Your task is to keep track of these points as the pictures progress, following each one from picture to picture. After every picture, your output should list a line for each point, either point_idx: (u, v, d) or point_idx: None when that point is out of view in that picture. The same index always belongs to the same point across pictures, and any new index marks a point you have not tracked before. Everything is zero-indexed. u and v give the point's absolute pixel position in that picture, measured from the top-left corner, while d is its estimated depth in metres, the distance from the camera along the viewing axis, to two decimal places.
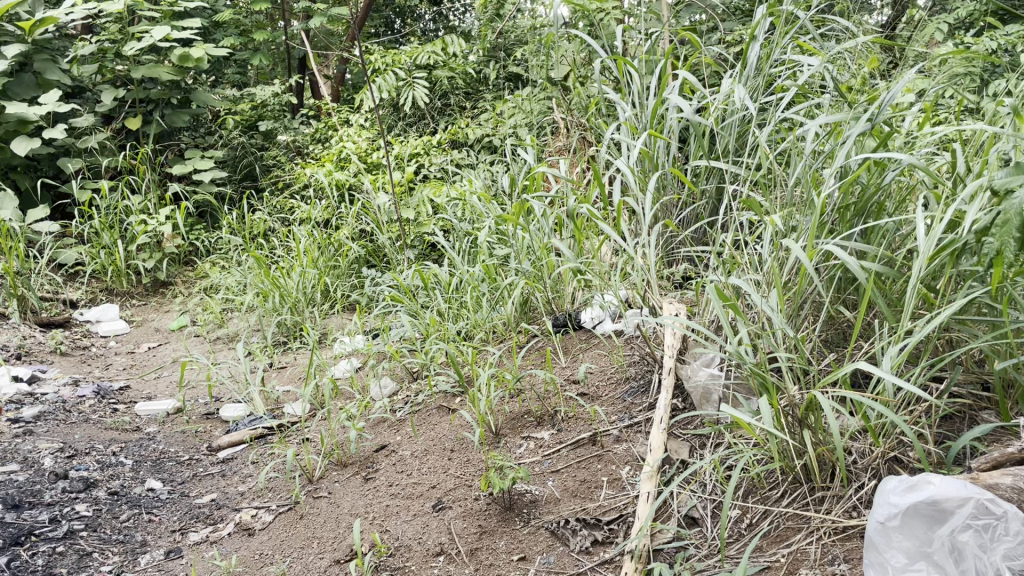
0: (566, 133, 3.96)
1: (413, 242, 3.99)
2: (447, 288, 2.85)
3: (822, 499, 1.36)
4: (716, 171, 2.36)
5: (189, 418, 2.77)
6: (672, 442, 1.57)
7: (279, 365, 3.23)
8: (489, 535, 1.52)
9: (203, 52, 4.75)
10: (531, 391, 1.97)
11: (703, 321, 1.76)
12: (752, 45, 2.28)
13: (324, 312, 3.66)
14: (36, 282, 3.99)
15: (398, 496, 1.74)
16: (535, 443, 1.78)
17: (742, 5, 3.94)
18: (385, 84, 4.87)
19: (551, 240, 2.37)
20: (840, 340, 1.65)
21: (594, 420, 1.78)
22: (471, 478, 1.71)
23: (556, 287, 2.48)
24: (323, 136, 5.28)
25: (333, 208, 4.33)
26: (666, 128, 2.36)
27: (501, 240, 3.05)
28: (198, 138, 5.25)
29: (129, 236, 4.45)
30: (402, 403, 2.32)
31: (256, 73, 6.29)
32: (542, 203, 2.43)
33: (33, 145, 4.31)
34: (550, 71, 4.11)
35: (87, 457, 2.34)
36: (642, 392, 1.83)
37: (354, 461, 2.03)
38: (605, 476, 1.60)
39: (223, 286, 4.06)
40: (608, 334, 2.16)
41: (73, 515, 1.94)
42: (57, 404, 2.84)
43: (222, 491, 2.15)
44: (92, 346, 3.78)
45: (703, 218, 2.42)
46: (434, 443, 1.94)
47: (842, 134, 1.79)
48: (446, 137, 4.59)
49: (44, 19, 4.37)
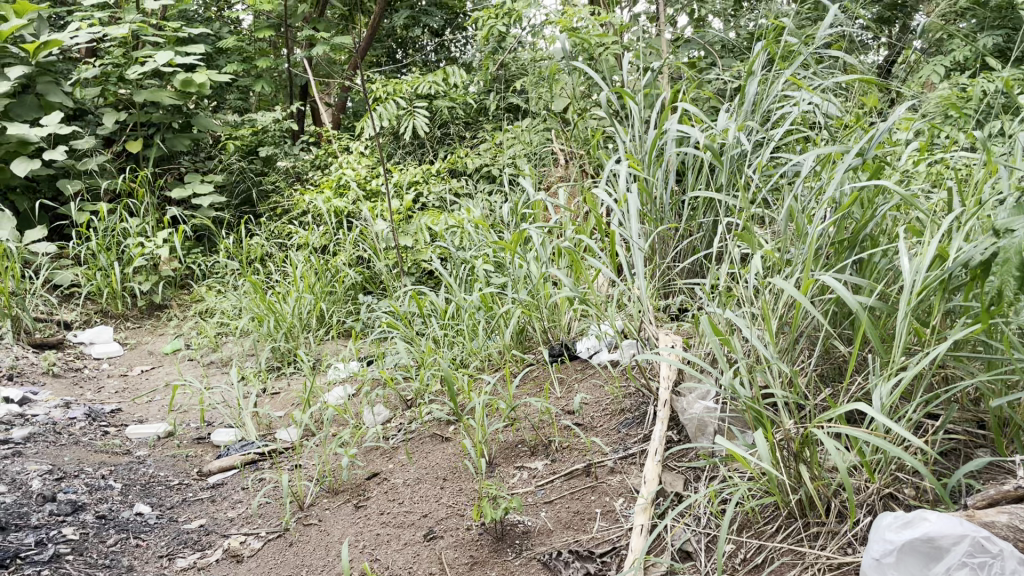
0: (564, 164, 4.00)
1: (410, 270, 4.01)
2: (444, 316, 2.87)
3: (817, 535, 1.32)
4: (713, 205, 2.38)
5: (179, 442, 2.75)
6: (667, 475, 1.54)
7: (272, 391, 3.22)
8: (481, 566, 1.49)
9: (205, 78, 4.78)
10: (526, 421, 1.97)
11: (698, 354, 1.75)
12: (750, 80, 2.32)
13: (320, 337, 3.65)
14: (31, 303, 3.98)
15: (389, 525, 1.72)
16: (528, 472, 1.76)
17: (741, 43, 4.00)
18: (386, 113, 4.91)
19: (547, 270, 2.39)
20: (835, 375, 1.64)
21: (588, 451, 1.76)
22: (464, 507, 1.70)
23: (552, 316, 2.48)
24: (322, 162, 5.30)
25: (330, 234, 4.35)
26: (663, 162, 2.39)
27: (498, 268, 3.06)
28: (198, 163, 5.31)
29: (126, 258, 4.45)
30: (396, 431, 2.31)
31: (257, 100, 6.35)
32: (539, 233, 2.45)
33: (33, 166, 4.32)
34: (550, 103, 4.16)
35: (75, 479, 2.32)
36: (637, 423, 1.81)
37: (346, 488, 2.02)
38: (598, 508, 1.57)
39: (218, 310, 4.07)
40: (604, 365, 2.15)
41: (59, 539, 1.92)
42: (48, 426, 2.82)
43: (211, 517, 2.12)
44: (85, 368, 3.76)
45: (698, 251, 2.43)
46: (428, 471, 1.93)
47: (836, 169, 1.81)
48: (445, 166, 4.63)
49: (48, 42, 4.41)
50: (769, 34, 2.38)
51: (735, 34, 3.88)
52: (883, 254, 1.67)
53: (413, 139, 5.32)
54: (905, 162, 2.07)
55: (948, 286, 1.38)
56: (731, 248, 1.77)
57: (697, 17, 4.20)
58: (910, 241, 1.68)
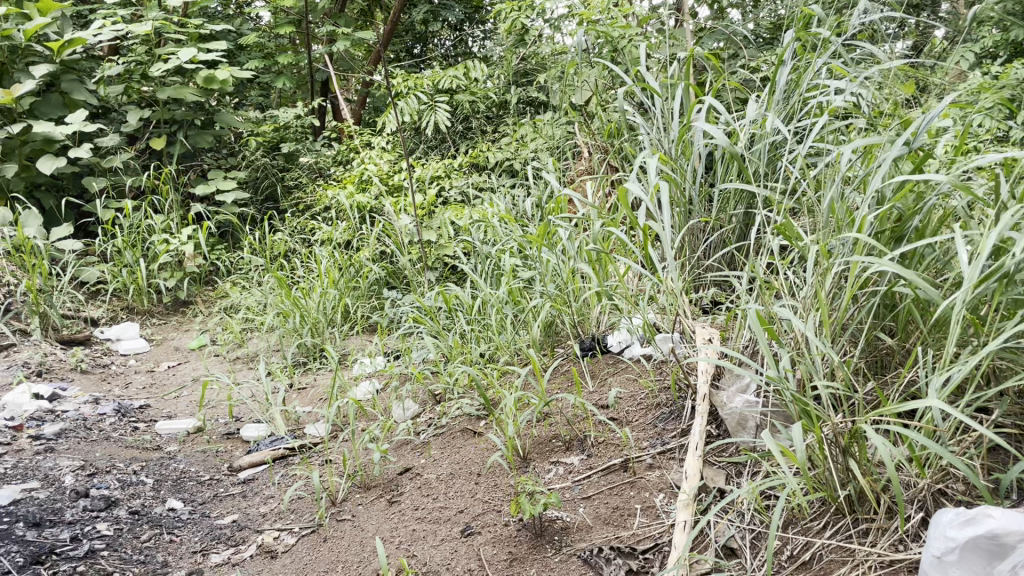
0: (587, 158, 3.98)
1: (434, 265, 4.00)
2: (470, 311, 2.87)
3: (866, 532, 1.28)
4: (744, 196, 2.36)
5: (209, 438, 2.75)
6: (708, 470, 1.49)
7: (299, 386, 3.23)
8: (519, 562, 1.44)
9: (227, 74, 4.79)
10: (559, 416, 1.93)
11: (736, 347, 1.71)
12: (781, 70, 2.29)
13: (345, 333, 3.67)
14: (59, 300, 4.01)
15: (424, 520, 1.69)
16: (564, 468, 1.71)
17: (764, 34, 3.95)
18: (408, 108, 4.90)
19: (576, 263, 2.36)
20: (879, 368, 1.61)
21: (625, 446, 1.70)
22: (499, 503, 1.66)
23: (581, 310, 2.43)
24: (344, 158, 5.30)
25: (354, 229, 4.36)
26: (693, 155, 2.37)
27: (525, 262, 3.04)
28: (221, 160, 5.33)
29: (151, 255, 4.48)
30: (425, 426, 2.30)
31: (278, 96, 6.38)
32: (567, 227, 2.42)
33: (58, 164, 4.35)
34: (571, 96, 4.14)
35: (107, 475, 2.32)
36: (674, 417, 1.75)
37: (378, 484, 2.01)
38: (638, 504, 1.50)
39: (243, 306, 4.09)
40: (635, 359, 2.12)
41: (94, 535, 1.93)
42: (78, 422, 2.84)
43: (243, 512, 2.12)
44: (112, 364, 3.79)
45: (730, 243, 2.41)
46: (461, 467, 1.91)
47: (876, 159, 1.78)
48: (467, 160, 4.63)
49: (72, 40, 4.43)
50: (801, 22, 2.35)
51: (757, 24, 3.84)
52: (927, 244, 1.64)
53: (435, 134, 5.32)
54: (943, 151, 2.03)
55: (1003, 276, 1.35)
56: (769, 239, 1.73)
57: (718, 8, 4.17)
58: (954, 231, 1.65)
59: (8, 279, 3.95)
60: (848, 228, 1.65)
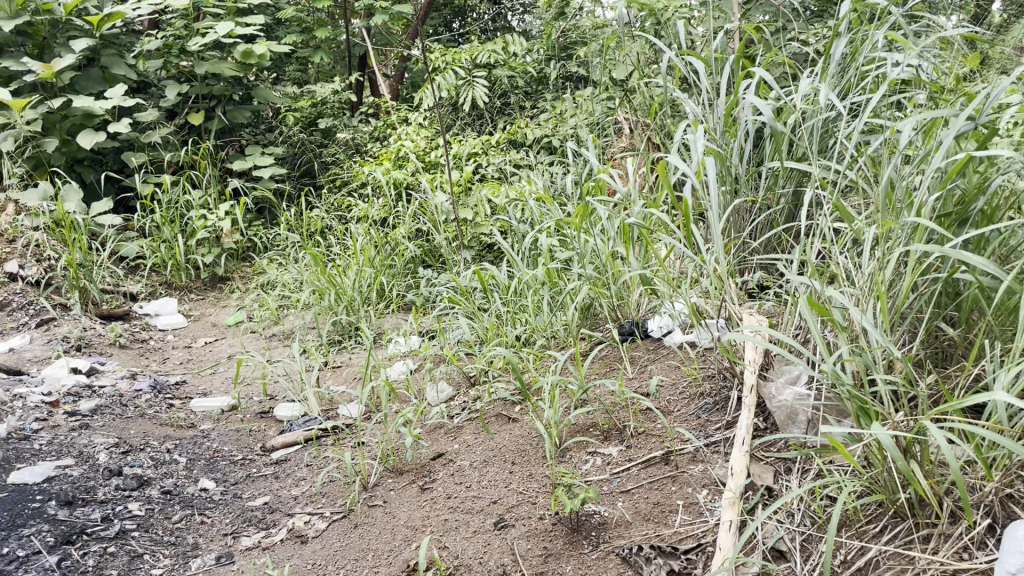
0: (628, 135, 3.89)
1: (470, 243, 3.95)
2: (506, 292, 2.81)
3: (927, 537, 1.20)
4: (795, 175, 2.25)
5: (243, 417, 2.73)
6: (755, 466, 1.41)
7: (334, 365, 3.20)
8: (555, 558, 1.38)
9: (265, 49, 4.74)
10: (597, 404, 1.86)
11: (786, 335, 1.62)
12: (835, 42, 2.16)
13: (380, 311, 3.64)
14: (98, 274, 4.03)
15: (457, 510, 1.64)
16: (602, 459, 1.64)
17: (815, 8, 3.80)
18: (445, 83, 4.83)
19: (616, 244, 2.28)
20: (941, 360, 1.51)
21: (667, 438, 1.62)
22: (535, 494, 1.59)
23: (620, 293, 2.35)
24: (381, 134, 5.26)
25: (390, 206, 4.31)
26: (739, 132, 2.27)
27: (563, 242, 2.96)
28: (258, 135, 5.30)
29: (188, 230, 4.48)
30: (460, 410, 2.25)
31: (316, 71, 6.34)
32: (607, 206, 2.34)
33: (98, 139, 4.36)
34: (612, 72, 4.03)
35: (141, 453, 2.31)
36: (718, 408, 1.67)
37: (410, 469, 1.97)
38: (681, 500, 1.43)
39: (279, 283, 4.07)
40: (677, 346, 2.04)
41: (125, 514, 1.92)
42: (114, 398, 2.84)
43: (275, 494, 2.09)
44: (150, 339, 3.80)
45: (778, 225, 2.32)
46: (495, 454, 1.85)
47: (938, 136, 1.67)
48: (504, 136, 4.54)
49: (111, 14, 4.42)
50: None
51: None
52: (995, 228, 1.53)
53: (474, 110, 5.25)
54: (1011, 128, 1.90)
55: None
56: (823, 221, 1.63)
57: None
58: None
59: (49, 254, 3.98)
60: (907, 209, 1.55)
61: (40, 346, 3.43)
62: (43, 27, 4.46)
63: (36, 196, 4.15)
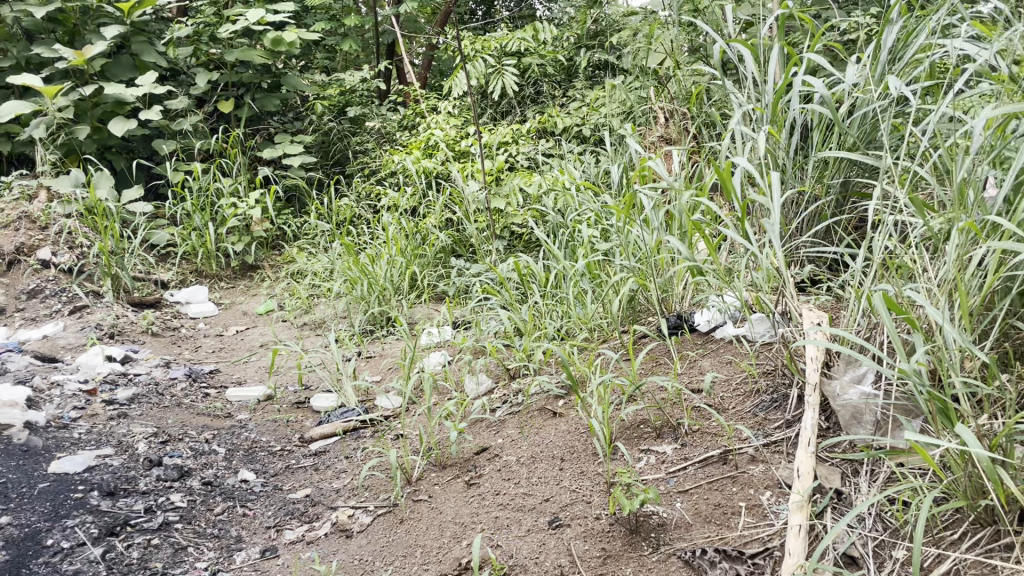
0: (663, 124, 3.81)
1: (502, 233, 3.90)
2: (545, 284, 2.76)
3: (1010, 546, 1.15)
4: (846, 166, 2.19)
5: (278, 407, 2.71)
6: (821, 468, 1.37)
7: (367, 356, 3.17)
8: (614, 560, 1.35)
9: (294, 36, 4.71)
10: (648, 400, 1.81)
11: (850, 333, 1.57)
12: (888, 29, 2.09)
13: (412, 301, 3.60)
14: (130, 262, 4.03)
15: (507, 507, 1.61)
16: (656, 457, 1.60)
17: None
18: (475, 71, 4.77)
19: (663, 236, 2.22)
20: (1013, 360, 1.45)
21: (725, 437, 1.58)
22: (589, 493, 1.56)
23: (664, 286, 2.30)
24: (410, 123, 5.21)
25: (420, 196, 4.27)
26: (789, 122, 2.20)
27: (602, 234, 2.91)
28: (287, 123, 5.28)
29: (219, 219, 4.47)
30: (501, 403, 2.22)
31: (344, 58, 6.30)
32: (653, 196, 2.29)
33: (129, 126, 4.35)
34: (647, 59, 3.95)
35: (180, 443, 2.30)
36: (776, 407, 1.62)
37: (454, 463, 1.94)
38: (743, 502, 1.39)
39: (310, 272, 4.05)
40: (727, 341, 1.99)
41: (168, 506, 1.90)
42: (150, 386, 2.84)
43: (316, 486, 2.07)
44: (182, 327, 3.80)
45: (828, 217, 2.26)
46: (543, 450, 1.81)
47: (1008, 127, 1.60)
48: (536, 125, 4.47)
49: (142, 1, 4.40)
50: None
51: None
52: None
53: (503, 98, 5.18)
54: None
55: None
56: (889, 216, 1.57)
57: None
58: None
59: (81, 241, 3.98)
60: (979, 203, 1.48)
61: (74, 333, 3.43)
62: (75, 14, 4.46)
63: (69, 183, 4.15)
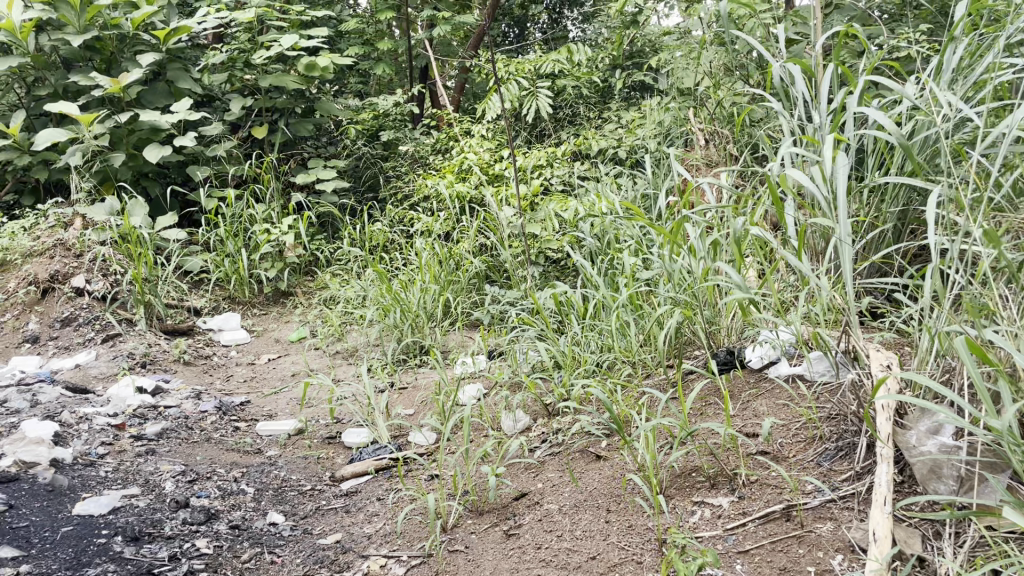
0: (704, 146, 3.68)
1: (537, 259, 3.80)
2: (585, 315, 2.65)
3: None
4: (905, 191, 2.06)
5: (310, 442, 2.62)
6: (900, 530, 1.25)
7: (400, 387, 3.07)
8: None
9: (328, 61, 4.67)
10: (699, 445, 1.70)
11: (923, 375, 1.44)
12: (949, 48, 1.94)
13: (445, 329, 3.51)
14: (162, 289, 3.99)
15: (550, 564, 1.50)
16: (710, 511, 1.48)
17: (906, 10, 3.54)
18: (509, 93, 4.67)
19: (711, 265, 2.11)
20: None
21: (787, 490, 1.46)
22: (639, 552, 1.45)
23: (712, 318, 2.18)
24: (443, 146, 5.13)
25: (452, 220, 4.19)
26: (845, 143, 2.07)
27: (644, 261, 2.79)
28: (320, 148, 5.25)
29: (253, 244, 4.43)
30: (541, 443, 2.10)
31: (377, 83, 6.27)
32: (699, 224, 2.17)
33: (164, 153, 4.33)
34: (687, 79, 3.83)
35: (208, 482, 2.23)
36: (842, 457, 1.51)
37: (491, 509, 1.83)
38: (811, 566, 1.27)
39: (342, 298, 3.97)
40: (782, 379, 1.88)
41: (193, 553, 1.82)
42: (180, 420, 2.77)
43: (347, 531, 1.97)
44: (214, 355, 3.74)
45: (886, 246, 2.14)
46: (586, 499, 1.70)
47: None
48: (571, 147, 4.36)
49: (178, 29, 4.40)
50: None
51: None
52: None
53: (537, 120, 5.10)
54: None
55: None
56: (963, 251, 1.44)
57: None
58: None
59: (115, 269, 3.96)
60: None
61: (106, 363, 3.39)
62: (112, 42, 4.47)
63: (104, 210, 4.11)
